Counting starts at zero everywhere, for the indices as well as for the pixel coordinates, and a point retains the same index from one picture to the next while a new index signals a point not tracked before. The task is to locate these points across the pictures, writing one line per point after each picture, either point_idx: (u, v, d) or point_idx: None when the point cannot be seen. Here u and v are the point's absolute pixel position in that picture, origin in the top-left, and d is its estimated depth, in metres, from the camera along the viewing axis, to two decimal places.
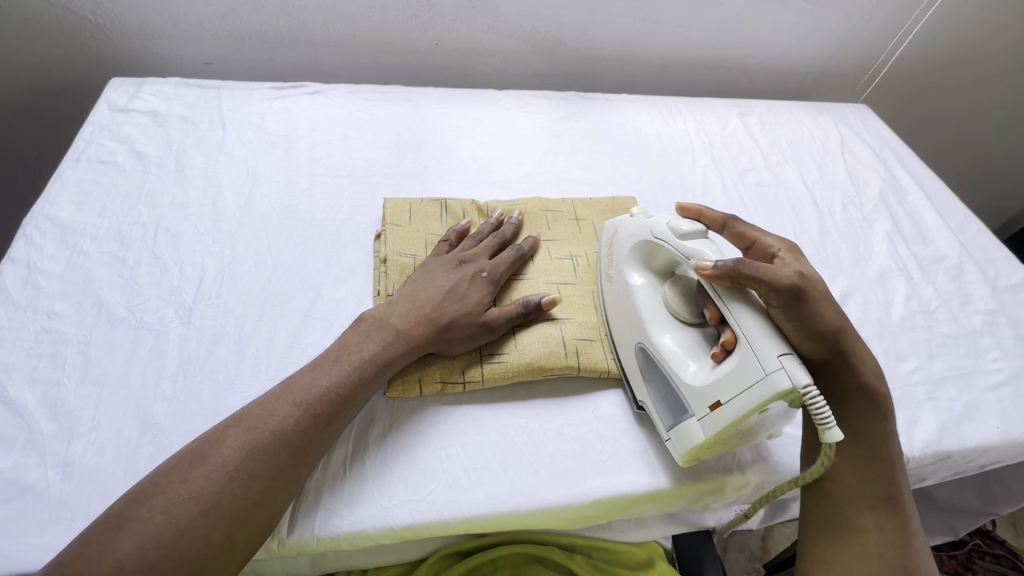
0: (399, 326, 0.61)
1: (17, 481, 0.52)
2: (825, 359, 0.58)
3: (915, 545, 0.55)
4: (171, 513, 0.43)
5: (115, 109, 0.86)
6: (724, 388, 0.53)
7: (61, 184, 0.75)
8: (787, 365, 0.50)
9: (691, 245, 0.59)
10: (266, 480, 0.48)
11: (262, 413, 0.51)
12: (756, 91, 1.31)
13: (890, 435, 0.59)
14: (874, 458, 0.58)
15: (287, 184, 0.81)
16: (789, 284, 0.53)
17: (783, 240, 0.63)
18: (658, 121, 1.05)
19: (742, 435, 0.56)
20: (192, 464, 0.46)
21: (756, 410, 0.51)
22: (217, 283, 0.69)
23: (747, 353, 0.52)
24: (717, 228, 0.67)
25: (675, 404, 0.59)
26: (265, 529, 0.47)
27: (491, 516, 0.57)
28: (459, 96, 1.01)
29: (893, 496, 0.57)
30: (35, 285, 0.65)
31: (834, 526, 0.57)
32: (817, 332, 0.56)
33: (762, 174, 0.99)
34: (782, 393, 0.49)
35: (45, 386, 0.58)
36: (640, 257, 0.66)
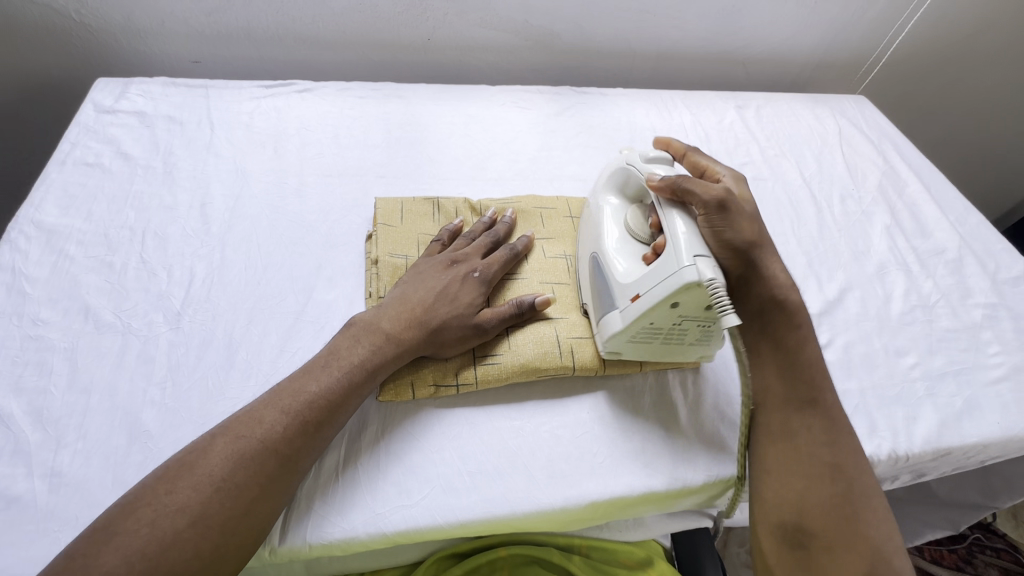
0: (389, 329, 0.60)
1: (3, 492, 0.51)
2: (745, 277, 0.62)
3: (843, 440, 0.56)
4: (157, 526, 0.43)
5: (101, 110, 0.84)
6: (645, 280, 0.58)
7: (47, 187, 0.74)
8: (699, 263, 0.53)
9: (653, 167, 0.64)
10: (255, 490, 0.47)
11: (250, 421, 0.50)
12: (753, 84, 1.29)
13: (808, 341, 0.61)
14: (796, 363, 0.59)
15: (276, 185, 0.80)
16: (719, 194, 0.58)
17: (732, 170, 0.68)
18: (654, 115, 1.03)
19: (664, 335, 0.60)
20: (179, 475, 0.46)
21: (666, 299, 0.55)
22: (206, 286, 0.68)
23: (669, 252, 0.56)
24: (679, 159, 0.70)
25: (605, 300, 0.63)
26: (254, 539, 0.47)
27: (486, 521, 0.56)
28: (451, 92, 0.99)
29: (816, 398, 0.58)
30: (21, 292, 0.64)
31: (766, 436, 0.58)
32: (737, 247, 0.60)
33: (759, 167, 0.98)
34: (689, 284, 0.53)
35: (31, 395, 0.57)
36: (614, 183, 0.70)
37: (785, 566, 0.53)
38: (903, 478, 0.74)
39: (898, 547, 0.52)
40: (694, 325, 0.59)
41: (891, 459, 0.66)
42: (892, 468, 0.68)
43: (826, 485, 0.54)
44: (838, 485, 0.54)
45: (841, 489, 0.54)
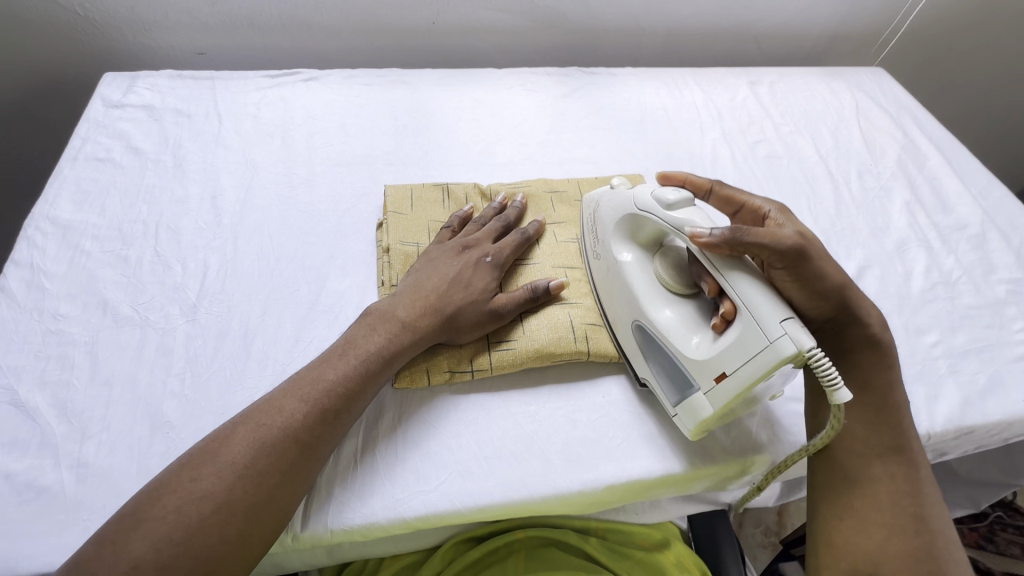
0: (404, 317, 0.60)
1: (32, 482, 0.52)
2: (833, 319, 0.59)
3: (926, 494, 0.55)
4: (182, 512, 0.43)
5: (110, 105, 0.85)
6: (730, 357, 0.53)
7: (60, 183, 0.75)
8: (790, 330, 0.49)
9: (682, 215, 0.57)
10: (277, 477, 0.48)
11: (271, 410, 0.50)
12: (765, 59, 1.26)
13: (895, 386, 0.59)
14: (886, 411, 0.58)
15: (285, 175, 0.80)
16: (792, 247, 0.53)
17: (773, 201, 0.61)
18: (665, 94, 1.01)
19: (747, 405, 0.56)
20: (202, 462, 0.46)
21: (763, 377, 0.51)
22: (221, 278, 0.68)
23: (749, 322, 0.51)
24: (703, 195, 0.64)
25: (678, 378, 0.58)
26: (277, 525, 0.47)
27: (504, 505, 0.56)
28: (457, 76, 0.98)
29: (903, 446, 0.57)
30: (39, 287, 0.65)
31: (841, 480, 0.57)
32: (824, 292, 0.56)
33: (773, 145, 0.96)
34: (786, 356, 0.49)
35: (54, 388, 0.58)
36: (627, 231, 0.64)
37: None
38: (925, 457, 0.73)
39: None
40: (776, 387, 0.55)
41: None
42: None
43: (906, 536, 0.52)
44: (917, 539, 0.52)
45: (921, 543, 0.52)
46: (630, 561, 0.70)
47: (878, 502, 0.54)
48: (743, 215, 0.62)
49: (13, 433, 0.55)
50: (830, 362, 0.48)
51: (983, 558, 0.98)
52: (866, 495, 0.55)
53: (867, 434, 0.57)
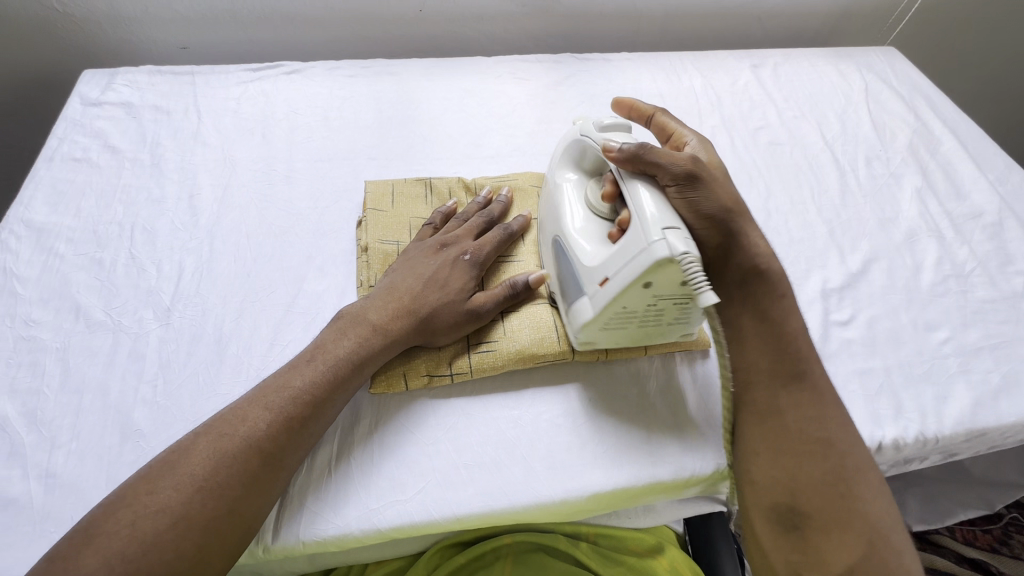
0: (375, 320, 0.57)
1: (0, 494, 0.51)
2: (724, 248, 0.57)
3: (831, 414, 0.53)
4: (138, 527, 0.42)
5: (88, 103, 0.83)
6: (612, 262, 0.52)
7: (36, 185, 0.73)
8: (669, 236, 0.48)
9: (610, 135, 0.58)
10: (239, 489, 0.46)
11: (233, 420, 0.49)
12: (770, 41, 1.20)
13: (792, 316, 0.57)
14: (784, 340, 0.56)
15: (265, 172, 0.77)
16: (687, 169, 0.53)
17: (699, 134, 0.64)
18: (661, 80, 0.97)
19: (639, 319, 0.55)
20: (160, 475, 0.45)
21: (639, 281, 0.50)
22: (196, 281, 0.66)
23: (634, 228, 0.51)
24: (644, 121, 0.67)
25: (573, 286, 0.58)
26: (240, 538, 0.46)
27: (484, 515, 0.54)
28: (445, 66, 0.95)
29: (802, 371, 0.55)
30: (12, 292, 0.63)
31: (752, 414, 0.54)
32: (716, 220, 0.55)
33: (776, 131, 0.91)
34: (660, 261, 0.48)
35: (24, 396, 0.57)
36: (572, 156, 0.63)
37: (782, 550, 0.50)
38: (935, 459, 0.69)
39: (895, 522, 0.49)
40: (670, 304, 0.54)
41: (919, 442, 0.62)
42: (921, 450, 0.63)
43: (817, 461, 0.51)
44: (830, 463, 0.51)
45: (836, 466, 0.51)
46: (623, 568, 0.67)
47: (784, 428, 0.52)
48: (669, 144, 0.65)
49: None
50: (697, 265, 0.48)
51: (997, 562, 0.94)
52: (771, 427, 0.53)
53: (768, 362, 0.55)
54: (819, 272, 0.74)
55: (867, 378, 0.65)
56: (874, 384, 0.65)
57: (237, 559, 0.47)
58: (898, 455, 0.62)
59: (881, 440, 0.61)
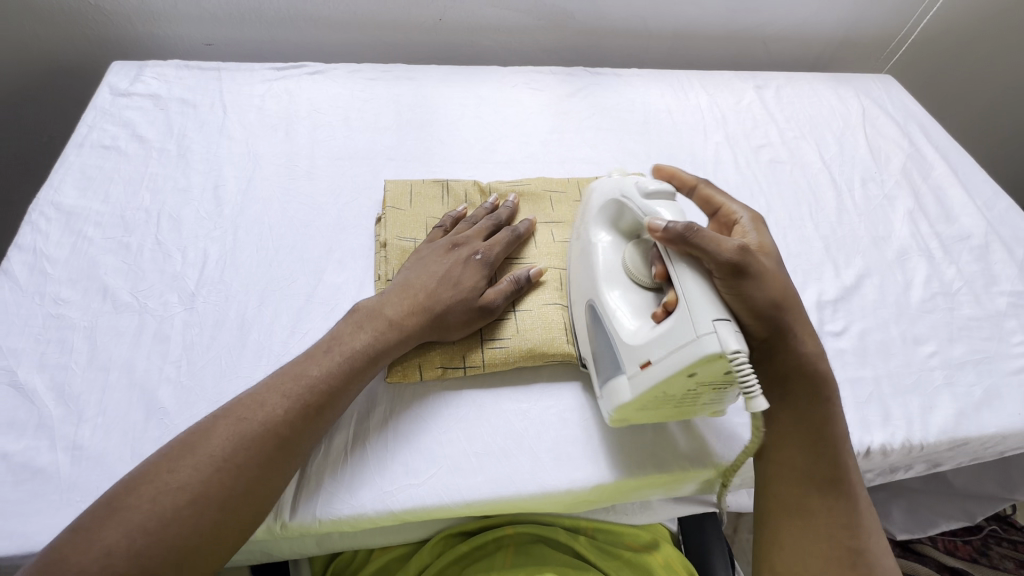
0: (390, 315, 0.60)
1: (28, 463, 0.53)
2: (770, 340, 0.58)
3: (864, 524, 0.55)
4: (160, 501, 0.44)
5: (117, 93, 0.85)
6: (657, 345, 0.52)
7: (66, 169, 0.76)
8: (721, 330, 0.48)
9: (654, 203, 0.58)
10: (256, 470, 0.48)
11: (253, 404, 0.51)
12: (773, 63, 1.25)
13: (836, 412, 0.59)
14: (827, 447, 0.57)
15: (287, 167, 0.80)
16: (732, 260, 0.52)
17: (750, 210, 0.63)
18: (669, 96, 1.01)
19: (675, 400, 0.55)
20: (181, 455, 0.47)
21: (684, 371, 0.50)
22: (219, 269, 0.69)
23: (683, 314, 0.51)
24: (688, 191, 0.66)
25: (612, 360, 0.58)
26: (253, 517, 0.48)
27: (491, 502, 0.56)
28: (462, 73, 0.98)
29: (839, 477, 0.56)
30: (42, 271, 0.66)
31: (787, 513, 0.56)
32: (761, 312, 0.55)
33: (777, 150, 0.95)
34: (709, 354, 0.48)
35: (53, 370, 0.59)
36: (609, 215, 0.64)
37: None
38: (918, 467, 0.73)
39: None
40: (709, 389, 0.54)
41: (905, 448, 0.65)
42: (906, 457, 0.66)
43: (843, 569, 0.53)
44: (856, 572, 0.52)
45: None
46: (618, 561, 0.69)
47: (815, 536, 0.54)
48: (718, 217, 0.64)
49: (11, 414, 0.56)
50: (751, 368, 0.47)
51: (975, 571, 0.97)
52: (799, 528, 0.55)
53: (807, 465, 0.56)
54: (815, 284, 0.78)
55: (857, 387, 0.69)
56: (863, 393, 0.68)
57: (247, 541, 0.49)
58: (885, 461, 0.66)
59: (870, 446, 0.64)
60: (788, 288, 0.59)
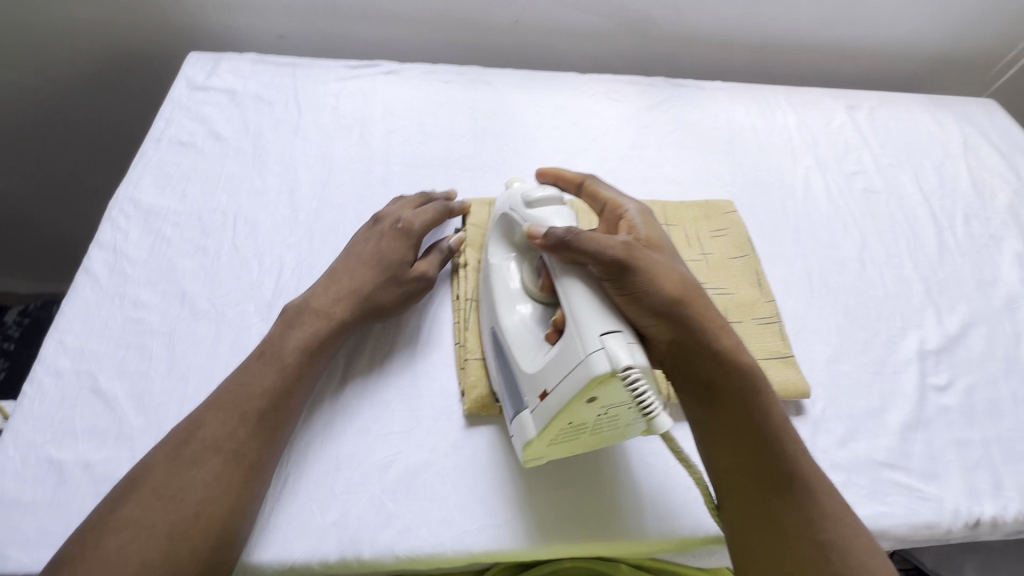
0: (321, 308, 0.59)
1: (110, 475, 0.52)
2: (680, 346, 0.51)
3: (831, 519, 0.49)
4: (104, 545, 0.43)
5: (194, 87, 0.84)
6: (552, 372, 0.49)
7: (144, 165, 0.75)
8: (608, 344, 0.45)
9: (539, 212, 0.57)
10: (205, 490, 0.47)
11: (192, 427, 0.50)
12: (861, 81, 1.17)
13: (773, 406, 0.52)
14: (767, 441, 0.51)
15: (363, 173, 0.78)
16: (613, 258, 0.49)
17: (638, 203, 0.59)
18: (755, 114, 0.95)
19: (589, 431, 0.51)
20: (120, 496, 0.46)
21: (581, 398, 0.46)
22: (296, 278, 0.67)
23: (571, 335, 0.48)
24: (576, 188, 0.64)
25: (516, 396, 0.54)
26: (214, 541, 0.46)
27: (575, 547, 0.54)
28: (539, 79, 0.94)
29: (792, 477, 0.50)
30: (122, 272, 0.65)
31: (742, 519, 0.50)
32: (669, 315, 0.50)
33: (871, 178, 0.89)
34: (600, 375, 0.45)
35: (132, 378, 0.58)
36: (502, 232, 0.62)
37: None
38: None
39: None
40: (621, 416, 0.50)
41: (1018, 523, 0.60)
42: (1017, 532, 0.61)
43: (818, 571, 0.46)
44: (831, 567, 0.46)
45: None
46: None
47: (775, 538, 0.48)
48: (603, 211, 0.61)
49: (92, 421, 0.55)
50: (644, 380, 0.44)
51: None
52: (755, 529, 0.49)
53: (753, 467, 0.50)
54: (915, 331, 0.72)
55: (964, 450, 0.63)
56: (971, 457, 0.63)
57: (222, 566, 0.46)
58: (994, 534, 0.61)
59: (979, 517, 0.59)
60: (688, 286, 0.53)
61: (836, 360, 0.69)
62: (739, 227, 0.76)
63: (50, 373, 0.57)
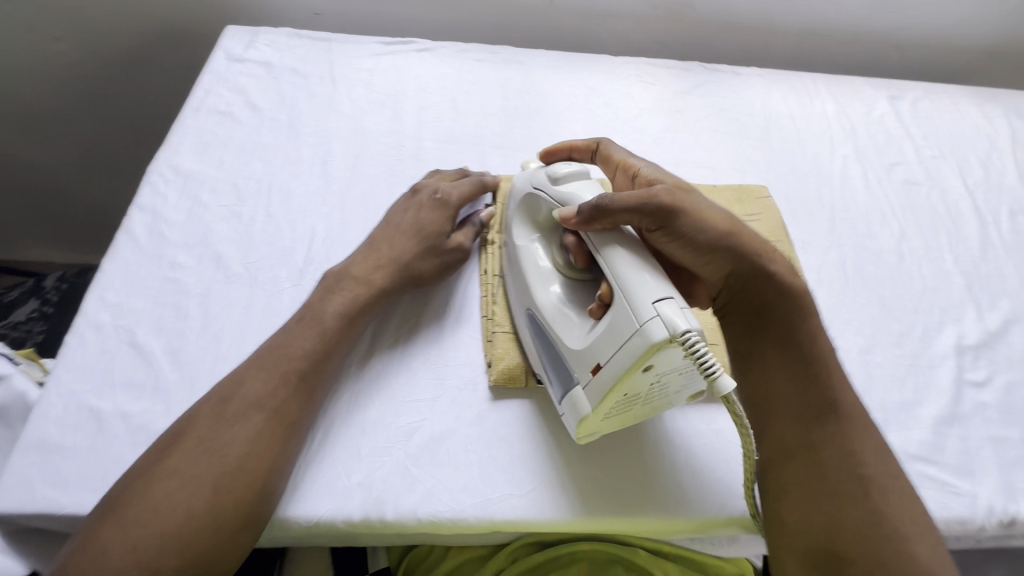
0: (360, 275, 0.60)
1: (146, 426, 0.54)
2: (735, 273, 0.55)
3: (872, 450, 0.50)
4: (150, 494, 0.45)
5: (232, 58, 0.85)
6: (604, 345, 0.48)
7: (183, 133, 0.76)
8: (663, 310, 0.45)
9: (568, 189, 0.57)
10: (247, 445, 0.48)
11: (233, 384, 0.51)
12: (904, 72, 1.14)
13: (819, 333, 0.55)
14: (812, 370, 0.53)
15: (395, 147, 0.78)
16: (654, 206, 0.52)
17: (645, 160, 0.63)
18: (793, 101, 0.93)
19: (642, 400, 0.51)
20: (165, 448, 0.47)
21: (639, 365, 0.46)
22: (327, 246, 0.68)
23: (622, 306, 0.48)
24: (591, 156, 0.68)
25: (561, 370, 0.53)
26: (255, 494, 0.47)
27: (595, 522, 0.54)
28: (572, 60, 0.93)
29: (834, 405, 0.52)
30: (160, 234, 0.67)
31: (781, 451, 0.51)
32: (718, 246, 0.54)
33: (912, 169, 0.87)
34: (659, 342, 0.44)
35: (169, 335, 0.59)
36: (528, 213, 0.62)
37: None
38: None
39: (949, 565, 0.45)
40: (674, 380, 0.50)
41: None
42: None
43: (857, 500, 0.47)
44: (869, 503, 0.47)
45: (875, 504, 0.47)
46: None
47: (815, 466, 0.49)
48: (621, 172, 0.64)
49: (131, 374, 0.57)
50: (704, 341, 0.44)
51: None
52: (795, 457, 0.50)
53: (797, 396, 0.52)
54: (953, 326, 0.70)
55: (1002, 448, 0.61)
56: (1008, 456, 0.61)
57: (262, 519, 0.48)
58: None
59: (1015, 516, 0.57)
60: (728, 217, 0.56)
61: (869, 350, 0.67)
62: (773, 212, 0.74)
63: (92, 327, 0.59)
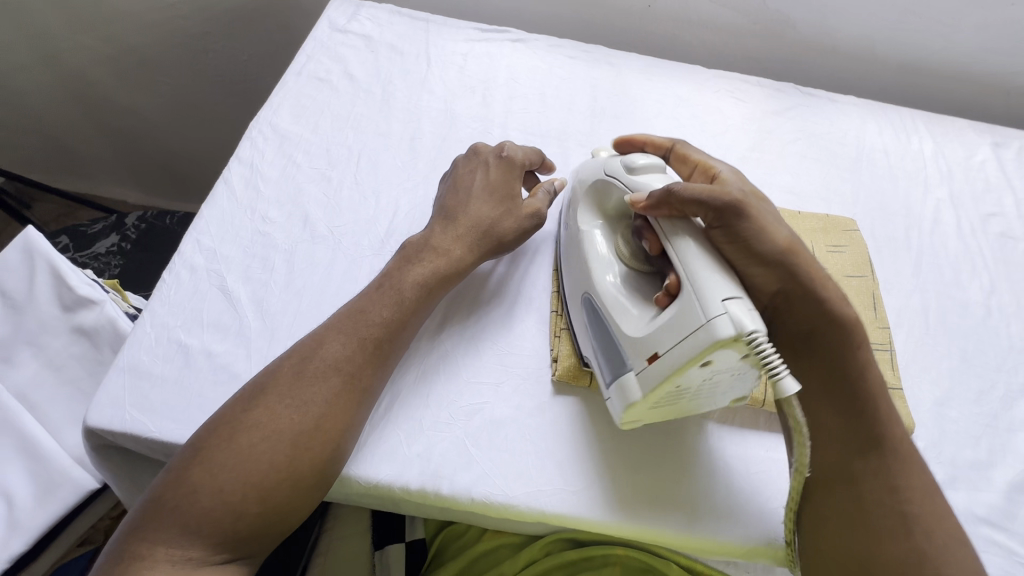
0: (440, 247, 0.61)
1: (228, 367, 0.57)
2: (782, 292, 0.55)
3: (915, 484, 0.50)
4: (235, 441, 0.47)
5: (335, 28, 0.88)
6: (666, 336, 0.48)
7: (285, 94, 0.79)
8: (731, 310, 0.45)
9: (642, 179, 0.56)
10: (324, 406, 0.50)
11: (313, 346, 0.53)
12: (1009, 119, 1.08)
13: (870, 362, 0.54)
14: (861, 399, 0.53)
15: (482, 133, 0.80)
16: (723, 207, 0.52)
17: (730, 165, 0.61)
18: (888, 135, 0.90)
19: (688, 395, 0.51)
20: (249, 400, 0.49)
21: (695, 360, 0.46)
22: (409, 222, 0.69)
23: (688, 299, 0.47)
24: (664, 153, 0.66)
25: (613, 356, 0.54)
26: (329, 454, 0.49)
27: (641, 528, 0.54)
28: (663, 67, 0.92)
29: (881, 438, 0.52)
30: (255, 188, 0.70)
31: (823, 483, 0.52)
32: (768, 258, 0.53)
33: (1010, 222, 0.82)
34: (723, 340, 0.44)
35: (255, 285, 0.62)
36: (596, 199, 0.62)
37: None
38: None
39: None
40: (725, 381, 0.49)
41: None
42: None
43: (899, 540, 0.48)
44: (911, 542, 0.48)
45: (918, 544, 0.48)
46: None
47: (853, 499, 0.50)
48: (696, 172, 0.63)
49: (217, 316, 0.60)
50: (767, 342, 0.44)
51: None
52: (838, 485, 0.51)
53: (842, 430, 0.53)
54: None
55: None
56: None
57: (332, 479, 0.50)
58: None
59: None
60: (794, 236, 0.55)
61: (945, 404, 0.64)
62: (859, 246, 0.72)
63: (187, 267, 0.63)
